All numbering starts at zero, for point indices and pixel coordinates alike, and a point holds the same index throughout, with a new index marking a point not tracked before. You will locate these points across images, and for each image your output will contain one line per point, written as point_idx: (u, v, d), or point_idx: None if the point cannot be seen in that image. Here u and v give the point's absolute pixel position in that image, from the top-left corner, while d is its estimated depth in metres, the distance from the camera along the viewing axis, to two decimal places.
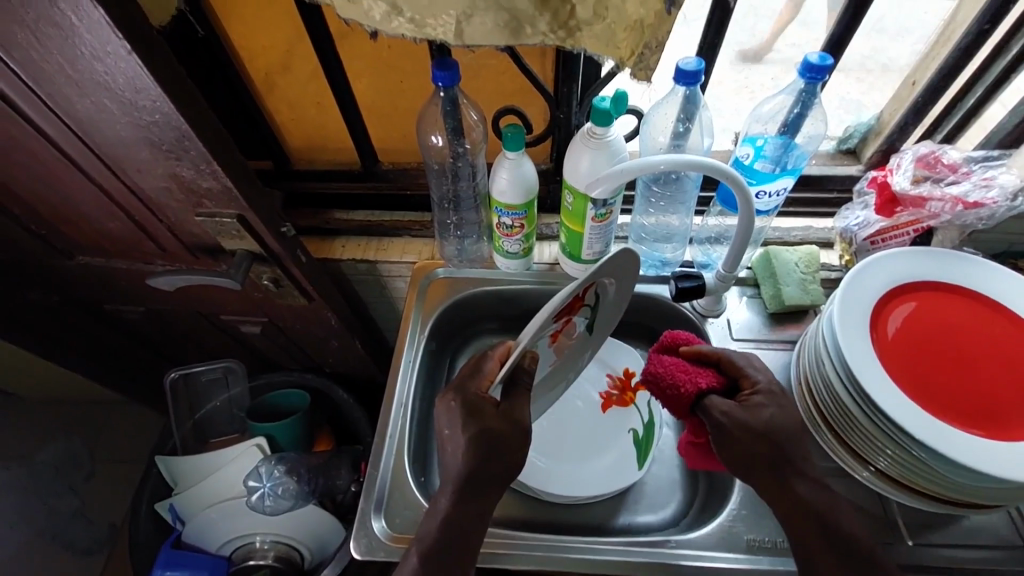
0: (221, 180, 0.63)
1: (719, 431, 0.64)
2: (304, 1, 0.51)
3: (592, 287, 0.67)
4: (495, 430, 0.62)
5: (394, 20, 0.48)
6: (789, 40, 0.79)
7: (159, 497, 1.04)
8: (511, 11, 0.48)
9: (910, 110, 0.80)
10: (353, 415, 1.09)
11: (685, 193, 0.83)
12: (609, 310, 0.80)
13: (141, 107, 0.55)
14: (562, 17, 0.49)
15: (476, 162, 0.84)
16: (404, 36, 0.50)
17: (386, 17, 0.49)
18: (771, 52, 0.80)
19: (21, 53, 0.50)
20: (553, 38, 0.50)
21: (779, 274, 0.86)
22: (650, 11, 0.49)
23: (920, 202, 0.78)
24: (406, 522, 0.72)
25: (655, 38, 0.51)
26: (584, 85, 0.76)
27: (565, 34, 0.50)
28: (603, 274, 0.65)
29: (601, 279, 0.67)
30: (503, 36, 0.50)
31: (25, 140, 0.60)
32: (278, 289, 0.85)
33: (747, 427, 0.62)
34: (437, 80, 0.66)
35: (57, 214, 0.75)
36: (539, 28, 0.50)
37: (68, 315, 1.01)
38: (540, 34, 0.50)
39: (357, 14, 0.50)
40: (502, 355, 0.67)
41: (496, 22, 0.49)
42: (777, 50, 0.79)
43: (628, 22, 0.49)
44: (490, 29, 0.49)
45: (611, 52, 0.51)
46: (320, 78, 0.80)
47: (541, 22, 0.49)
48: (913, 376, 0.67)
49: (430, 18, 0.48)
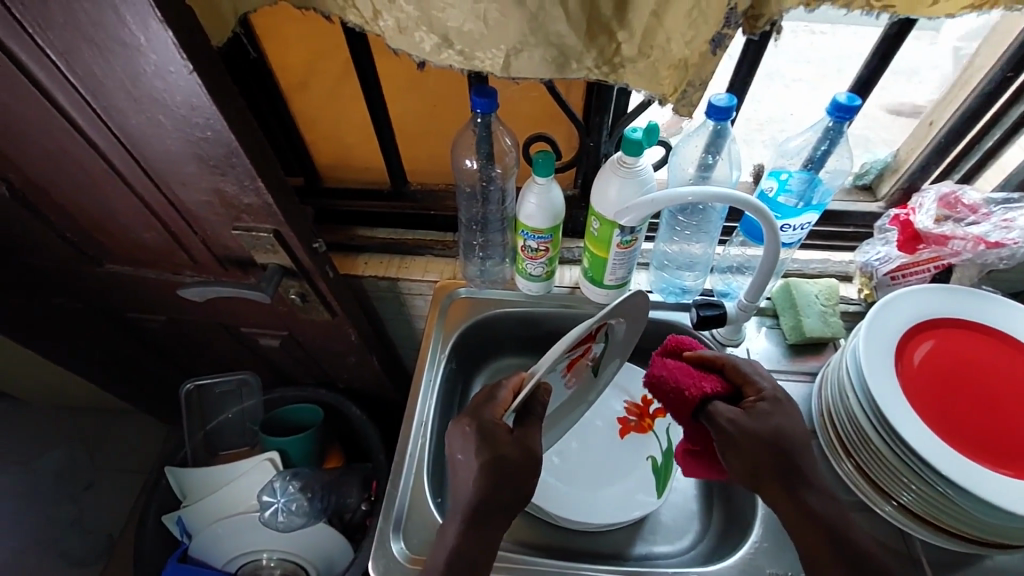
0: (263, 196, 0.65)
1: (725, 439, 0.64)
2: (357, 28, 0.53)
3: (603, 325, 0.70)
4: (518, 455, 0.63)
5: (445, 53, 0.51)
6: (796, 75, 0.84)
7: (166, 510, 1.03)
8: (559, 47, 0.50)
9: (932, 150, 0.82)
10: (365, 432, 1.08)
11: (710, 223, 0.84)
12: (617, 349, 0.81)
13: (194, 124, 0.57)
14: (607, 54, 0.52)
15: (506, 186, 0.85)
16: (453, 67, 0.52)
17: (436, 48, 0.51)
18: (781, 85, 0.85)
19: (85, 71, 0.52)
20: (597, 73, 0.53)
21: (800, 306, 0.87)
22: (695, 50, 0.49)
23: (943, 240, 0.79)
24: (424, 543, 0.71)
25: (699, 78, 0.51)
26: (615, 115, 0.78)
27: (609, 70, 0.53)
28: (614, 313, 0.68)
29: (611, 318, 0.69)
30: (548, 70, 0.52)
31: (75, 150, 0.62)
32: (303, 304, 0.86)
33: (754, 434, 0.62)
34: (476, 107, 0.68)
35: (93, 223, 0.76)
36: (585, 64, 0.52)
37: (89, 321, 1.01)
38: (586, 69, 0.53)
39: (408, 45, 0.52)
40: (516, 386, 0.69)
41: (543, 56, 0.51)
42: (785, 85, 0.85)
43: (671, 61, 0.50)
44: (538, 63, 0.51)
45: (655, 89, 0.53)
46: (357, 100, 0.82)
47: (587, 57, 0.52)
48: (936, 412, 0.67)
49: (478, 51, 0.51)
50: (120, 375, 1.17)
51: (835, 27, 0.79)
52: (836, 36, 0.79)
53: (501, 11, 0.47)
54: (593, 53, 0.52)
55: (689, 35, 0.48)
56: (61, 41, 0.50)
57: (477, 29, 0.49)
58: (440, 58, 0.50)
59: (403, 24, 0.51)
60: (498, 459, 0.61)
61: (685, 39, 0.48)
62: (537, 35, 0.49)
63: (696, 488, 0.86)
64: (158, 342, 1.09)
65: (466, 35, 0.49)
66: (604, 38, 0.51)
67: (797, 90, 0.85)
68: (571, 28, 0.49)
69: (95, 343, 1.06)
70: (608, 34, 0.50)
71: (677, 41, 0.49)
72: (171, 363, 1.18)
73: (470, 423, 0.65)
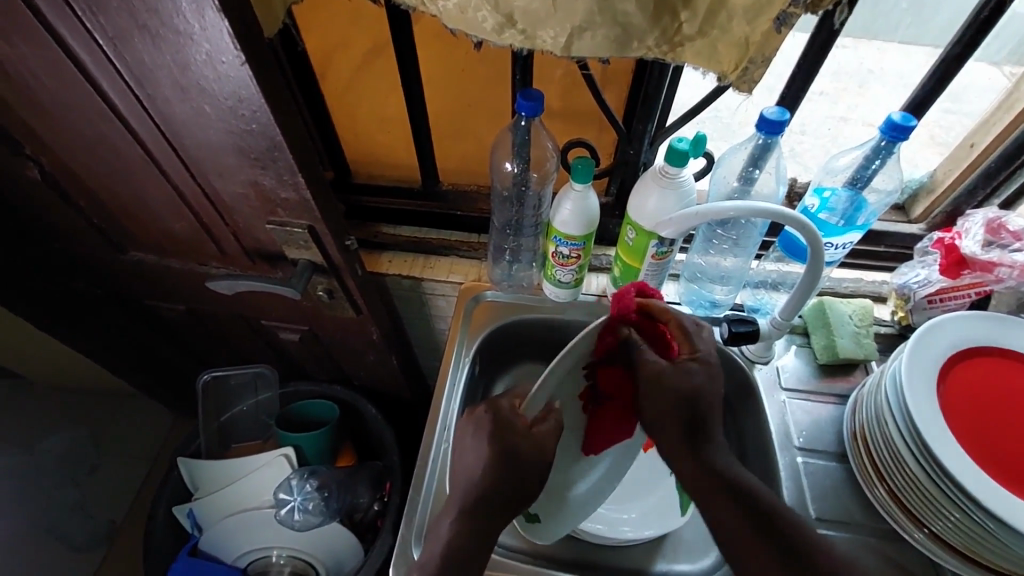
0: (301, 192, 0.64)
1: (654, 380, 0.64)
2: (418, 10, 0.52)
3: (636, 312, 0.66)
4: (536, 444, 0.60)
5: (507, 32, 0.50)
6: (820, 87, 0.85)
7: (176, 501, 1.02)
8: (623, 26, 0.49)
9: (981, 175, 0.80)
10: (379, 432, 1.06)
11: (749, 238, 0.83)
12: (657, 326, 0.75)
13: (240, 115, 0.56)
14: (668, 33, 0.50)
15: (543, 191, 0.84)
16: (514, 47, 0.51)
17: (498, 28, 0.50)
18: (813, 94, 0.86)
19: (133, 57, 0.51)
20: (657, 52, 0.51)
21: (833, 325, 0.85)
22: (757, 30, 0.48)
23: (989, 267, 0.77)
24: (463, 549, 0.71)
25: (762, 54, 0.50)
26: (658, 125, 0.77)
27: (668, 49, 0.51)
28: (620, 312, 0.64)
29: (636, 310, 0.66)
30: (609, 49, 0.50)
31: (113, 137, 0.61)
32: (330, 301, 0.85)
33: (676, 388, 0.63)
34: (521, 110, 0.67)
35: (122, 209, 0.75)
36: (646, 42, 0.50)
37: (107, 308, 1.00)
38: (646, 48, 0.51)
39: (469, 24, 0.50)
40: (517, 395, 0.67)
41: (606, 35, 0.49)
42: (812, 96, 0.86)
43: (732, 40, 0.49)
44: (600, 42, 0.50)
45: (713, 67, 0.51)
46: (395, 97, 0.81)
47: (649, 36, 0.50)
48: (977, 440, 0.66)
49: (541, 30, 0.49)
50: (134, 362, 1.16)
51: (858, 41, 0.79)
52: (861, 52, 0.80)
53: None
54: (655, 32, 0.50)
55: (753, 14, 0.47)
56: (113, 26, 0.48)
57: (543, 8, 0.48)
58: (503, 38, 0.49)
59: (465, 4, 0.49)
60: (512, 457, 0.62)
61: (748, 18, 0.47)
62: (603, 14, 0.48)
63: None
64: (175, 331, 1.08)
65: (531, 14, 0.48)
66: (668, 17, 0.49)
67: (821, 101, 0.86)
68: (639, 7, 0.47)
69: (112, 328, 1.05)
70: (672, 12, 0.48)
71: (739, 20, 0.48)
72: (185, 353, 1.17)
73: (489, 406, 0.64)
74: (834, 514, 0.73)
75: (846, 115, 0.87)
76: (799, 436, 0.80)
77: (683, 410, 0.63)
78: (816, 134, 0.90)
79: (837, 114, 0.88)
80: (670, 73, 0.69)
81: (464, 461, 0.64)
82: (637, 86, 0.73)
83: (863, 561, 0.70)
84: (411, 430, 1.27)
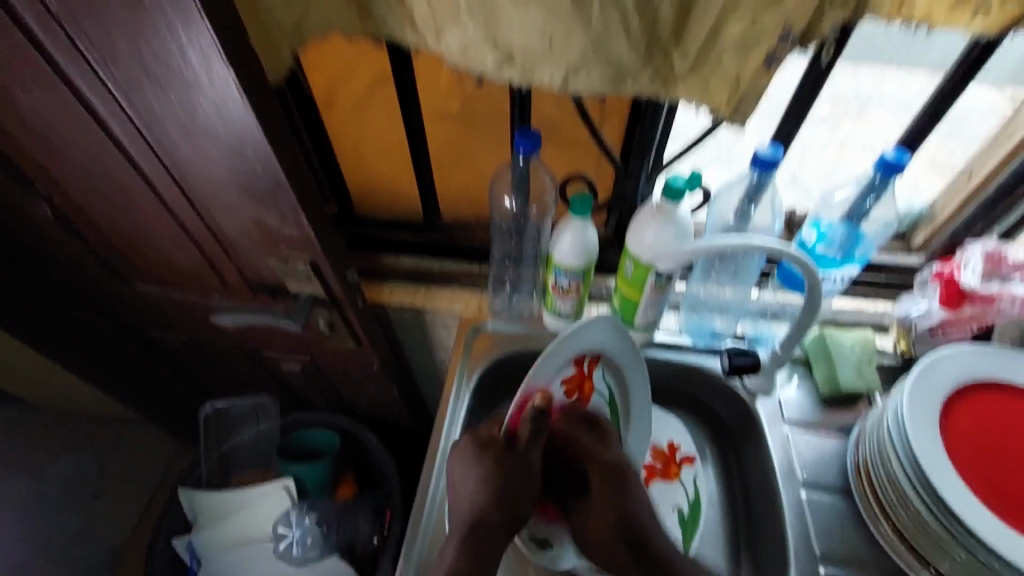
0: (303, 228, 0.66)
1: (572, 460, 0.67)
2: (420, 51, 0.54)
3: (597, 349, 0.67)
4: None
5: (506, 69, 0.51)
6: (817, 117, 0.87)
7: (175, 533, 1.01)
8: (617, 65, 0.51)
9: (979, 206, 0.80)
10: (380, 463, 1.06)
11: (747, 270, 0.84)
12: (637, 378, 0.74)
13: (245, 157, 0.57)
14: (661, 71, 0.52)
15: (542, 224, 0.86)
16: (512, 82, 0.52)
17: (498, 66, 0.51)
18: (813, 121, 0.87)
19: (143, 103, 0.53)
20: (650, 89, 0.53)
21: (835, 357, 0.85)
22: (747, 66, 0.50)
23: (990, 299, 0.77)
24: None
25: (753, 89, 0.51)
26: (655, 159, 0.79)
27: (661, 86, 0.53)
28: (585, 340, 0.64)
29: (606, 336, 0.66)
30: (604, 85, 0.52)
31: (122, 177, 0.63)
32: (332, 332, 0.86)
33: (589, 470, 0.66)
34: (518, 147, 0.68)
35: (129, 244, 0.76)
36: (640, 81, 0.52)
37: (112, 338, 1.01)
38: (640, 86, 0.53)
39: (471, 62, 0.52)
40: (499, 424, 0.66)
41: (601, 74, 0.51)
42: (810, 125, 0.88)
43: (723, 75, 0.51)
44: (596, 80, 0.51)
45: (706, 101, 0.53)
46: (398, 133, 0.83)
47: (643, 74, 0.52)
48: (983, 478, 0.65)
49: (539, 68, 0.51)
50: (137, 390, 1.17)
51: (856, 68, 0.84)
52: (860, 79, 0.85)
53: (567, 32, 0.48)
54: (649, 70, 0.52)
55: (743, 53, 0.49)
56: (124, 75, 0.50)
57: (541, 47, 0.49)
58: (502, 75, 0.51)
59: (467, 43, 0.50)
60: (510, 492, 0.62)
61: (738, 56, 0.49)
62: (598, 54, 0.50)
63: (723, 540, 0.81)
64: (178, 360, 1.09)
65: (530, 53, 0.50)
66: (660, 57, 0.51)
67: (819, 130, 0.88)
68: (632, 47, 0.50)
69: (117, 357, 1.06)
70: (665, 53, 0.51)
71: (729, 58, 0.50)
72: (188, 381, 1.17)
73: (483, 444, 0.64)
74: (841, 552, 0.72)
75: (846, 141, 0.89)
76: (803, 470, 0.78)
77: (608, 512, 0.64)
78: (817, 158, 0.91)
79: (834, 144, 0.89)
80: (666, 111, 0.71)
81: (462, 497, 0.64)
82: (633, 121, 0.74)
83: None
84: (412, 459, 1.26)
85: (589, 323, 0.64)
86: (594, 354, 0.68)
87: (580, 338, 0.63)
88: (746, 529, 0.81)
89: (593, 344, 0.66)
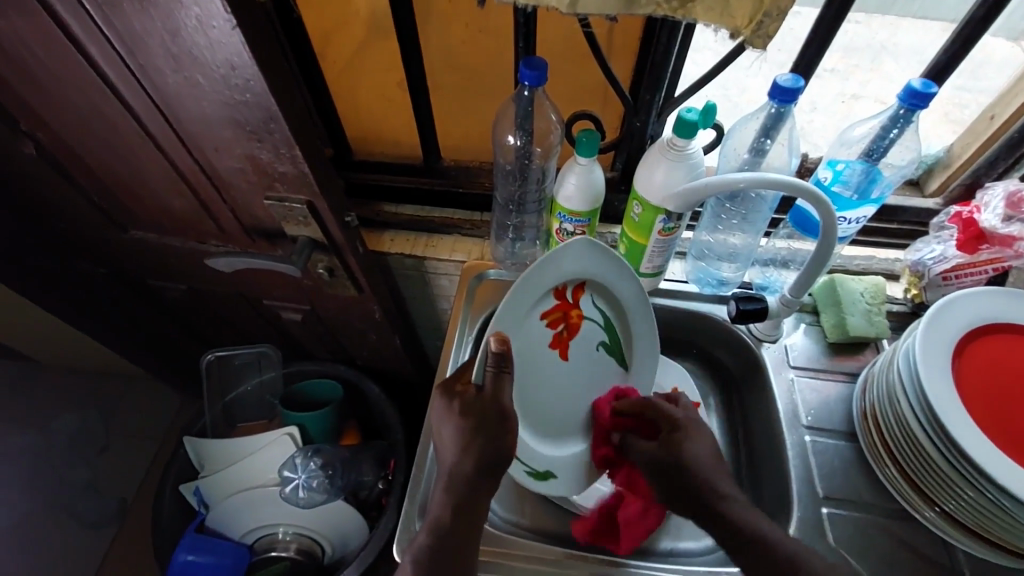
0: (299, 165, 0.63)
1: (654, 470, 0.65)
2: None
3: (580, 276, 0.69)
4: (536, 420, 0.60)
5: None
6: (829, 65, 0.82)
7: (183, 479, 1.02)
8: None
9: (1003, 146, 0.77)
10: (384, 412, 1.06)
11: (758, 213, 0.81)
12: (639, 309, 0.73)
13: (233, 85, 0.54)
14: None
15: (547, 166, 0.82)
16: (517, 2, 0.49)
17: None
18: (823, 69, 0.82)
19: (122, 23, 0.49)
20: (666, 9, 0.49)
21: (844, 303, 0.83)
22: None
23: (1008, 241, 0.75)
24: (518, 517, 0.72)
25: (776, 7, 0.48)
26: (667, 96, 0.75)
27: (678, 6, 0.49)
28: (562, 267, 0.66)
29: (587, 261, 0.67)
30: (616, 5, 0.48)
31: (106, 110, 0.60)
32: (331, 279, 0.84)
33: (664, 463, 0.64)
34: (524, 79, 0.64)
35: (120, 187, 0.74)
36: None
37: (111, 288, 1.00)
38: (655, 4, 0.49)
39: None
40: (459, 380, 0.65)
41: None
42: (819, 75, 0.83)
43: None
44: None
45: (725, 22, 0.49)
46: (395, 71, 0.79)
47: None
48: (994, 418, 0.64)
49: None
50: (140, 342, 1.16)
51: (870, 16, 0.77)
52: (872, 26, 0.77)
53: None
54: None
55: None
56: None
57: None
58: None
59: None
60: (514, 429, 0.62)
61: None
62: None
63: None
64: (179, 311, 1.08)
65: None
66: None
67: (829, 80, 0.84)
68: None
69: (117, 309, 1.05)
70: None
71: None
72: (190, 333, 1.17)
73: (474, 391, 0.62)
74: (843, 493, 0.72)
75: (856, 93, 0.85)
76: (807, 414, 0.78)
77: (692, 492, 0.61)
78: (827, 111, 0.87)
79: (849, 91, 0.85)
80: (681, 34, 0.66)
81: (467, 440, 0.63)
82: (646, 53, 0.70)
83: (871, 540, 0.69)
84: (414, 410, 1.27)
85: (563, 249, 0.65)
86: (577, 283, 0.70)
87: (550, 268, 0.65)
88: (748, 470, 0.82)
89: (575, 271, 0.67)
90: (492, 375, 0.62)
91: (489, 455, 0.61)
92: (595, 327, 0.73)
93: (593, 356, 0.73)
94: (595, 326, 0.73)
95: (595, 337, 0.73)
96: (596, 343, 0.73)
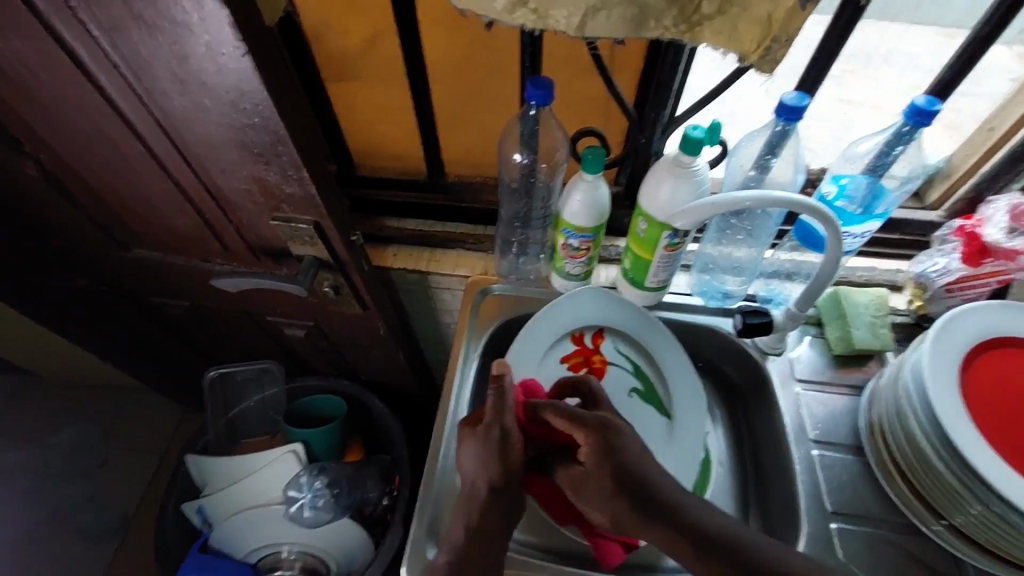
0: (305, 186, 0.63)
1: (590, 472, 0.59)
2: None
3: (594, 323, 0.79)
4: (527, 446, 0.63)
5: (518, 12, 0.48)
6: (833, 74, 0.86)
7: (185, 497, 1.02)
8: (639, 5, 0.47)
9: (1006, 158, 0.77)
10: (387, 426, 1.06)
11: (764, 228, 0.81)
12: (664, 348, 0.78)
13: (241, 109, 0.54)
14: (687, 13, 0.48)
15: (552, 183, 0.83)
16: (525, 27, 0.49)
17: (509, 7, 0.48)
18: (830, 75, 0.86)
19: (130, 49, 0.49)
20: (674, 32, 0.49)
21: (849, 316, 0.84)
22: (781, 6, 0.46)
23: (1012, 255, 0.75)
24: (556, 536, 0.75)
25: (785, 33, 0.48)
26: (671, 113, 0.75)
27: (685, 29, 0.49)
28: (573, 312, 0.79)
29: (597, 307, 0.79)
30: (625, 29, 0.49)
31: (110, 131, 0.59)
32: (336, 297, 0.84)
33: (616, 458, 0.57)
34: (530, 99, 0.64)
35: (123, 206, 0.73)
36: (663, 23, 0.49)
37: (113, 305, 0.99)
38: (663, 28, 0.49)
39: (479, 5, 0.49)
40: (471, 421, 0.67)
41: (622, 15, 0.48)
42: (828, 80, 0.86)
43: (753, 18, 0.47)
44: (616, 22, 0.48)
45: (734, 47, 0.50)
46: (400, 89, 0.79)
47: (666, 16, 0.48)
48: (1001, 432, 0.65)
49: (554, 9, 0.47)
50: (140, 358, 1.16)
51: (871, 24, 0.83)
52: (867, 32, 0.83)
53: None
54: (673, 12, 0.48)
55: None
56: (108, 18, 0.47)
57: None
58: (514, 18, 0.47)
59: None
60: (514, 445, 0.62)
61: None
62: None
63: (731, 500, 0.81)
64: (181, 327, 1.07)
65: None
66: None
67: (833, 87, 0.87)
68: None
69: (118, 325, 1.04)
70: None
71: None
72: (193, 349, 1.16)
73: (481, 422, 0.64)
74: (852, 507, 0.72)
75: (853, 98, 0.86)
76: (814, 428, 0.78)
77: (623, 474, 0.56)
78: (829, 120, 0.88)
79: (850, 99, 0.87)
80: (686, 55, 0.67)
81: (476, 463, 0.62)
82: (653, 70, 0.70)
83: (882, 557, 0.69)
84: (416, 424, 1.26)
85: (573, 296, 0.79)
86: (593, 330, 0.80)
87: (559, 313, 0.78)
88: (754, 484, 0.82)
89: (584, 318, 0.79)
90: (493, 395, 0.63)
91: (498, 472, 0.61)
92: (622, 373, 0.78)
93: (627, 402, 0.77)
94: (623, 371, 0.79)
95: (626, 382, 0.78)
96: (627, 390, 0.77)
